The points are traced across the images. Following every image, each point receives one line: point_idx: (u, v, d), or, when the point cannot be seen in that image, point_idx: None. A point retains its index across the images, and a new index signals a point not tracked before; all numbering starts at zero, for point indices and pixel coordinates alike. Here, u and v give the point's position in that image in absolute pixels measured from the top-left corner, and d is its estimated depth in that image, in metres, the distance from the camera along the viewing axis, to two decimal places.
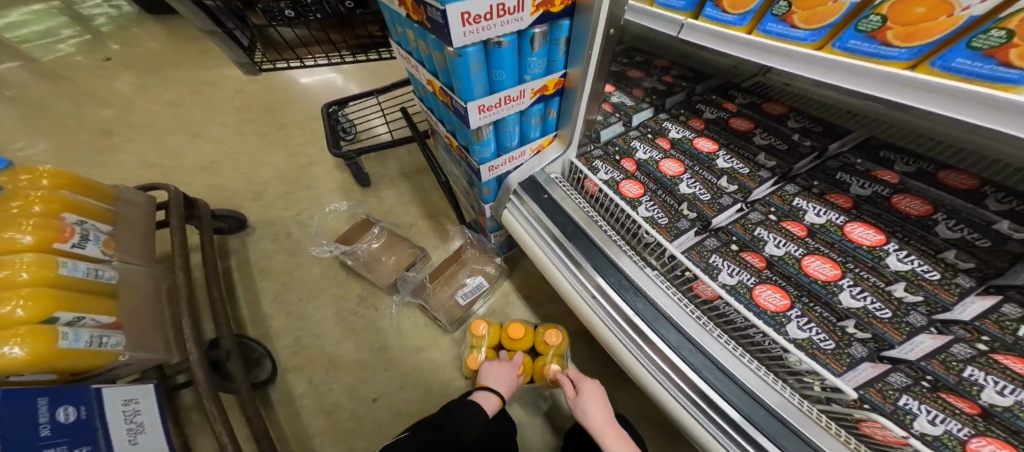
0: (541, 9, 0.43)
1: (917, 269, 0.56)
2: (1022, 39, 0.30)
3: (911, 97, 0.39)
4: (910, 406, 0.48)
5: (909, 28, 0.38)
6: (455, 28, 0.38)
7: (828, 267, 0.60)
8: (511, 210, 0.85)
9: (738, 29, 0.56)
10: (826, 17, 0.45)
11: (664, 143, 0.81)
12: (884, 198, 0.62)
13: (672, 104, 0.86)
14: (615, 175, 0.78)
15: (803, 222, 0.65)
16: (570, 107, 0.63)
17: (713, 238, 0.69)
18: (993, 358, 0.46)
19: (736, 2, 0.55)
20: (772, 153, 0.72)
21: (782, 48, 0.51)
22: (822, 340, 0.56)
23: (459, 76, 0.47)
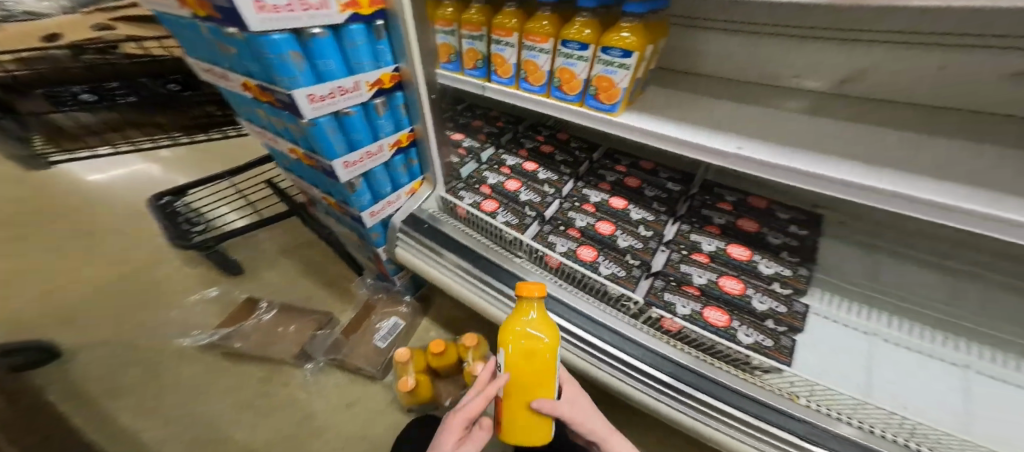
0: (375, 86, 0.63)
1: (644, 217, 0.94)
2: (603, 91, 0.68)
3: (593, 121, 0.73)
4: (670, 299, 0.81)
5: (570, 84, 0.73)
6: (304, 106, 0.53)
7: (608, 226, 0.94)
8: (402, 242, 1.06)
9: (509, 86, 0.83)
10: (540, 78, 0.77)
11: (506, 169, 1.11)
12: (622, 181, 1.03)
13: (506, 142, 1.19)
14: (476, 199, 1.03)
15: (591, 202, 1.00)
16: (426, 153, 0.83)
17: (548, 225, 0.97)
18: (692, 257, 0.85)
19: (505, 70, 0.81)
20: (567, 164, 1.10)
21: (532, 99, 0.80)
22: (618, 271, 0.86)
23: (319, 140, 0.61)
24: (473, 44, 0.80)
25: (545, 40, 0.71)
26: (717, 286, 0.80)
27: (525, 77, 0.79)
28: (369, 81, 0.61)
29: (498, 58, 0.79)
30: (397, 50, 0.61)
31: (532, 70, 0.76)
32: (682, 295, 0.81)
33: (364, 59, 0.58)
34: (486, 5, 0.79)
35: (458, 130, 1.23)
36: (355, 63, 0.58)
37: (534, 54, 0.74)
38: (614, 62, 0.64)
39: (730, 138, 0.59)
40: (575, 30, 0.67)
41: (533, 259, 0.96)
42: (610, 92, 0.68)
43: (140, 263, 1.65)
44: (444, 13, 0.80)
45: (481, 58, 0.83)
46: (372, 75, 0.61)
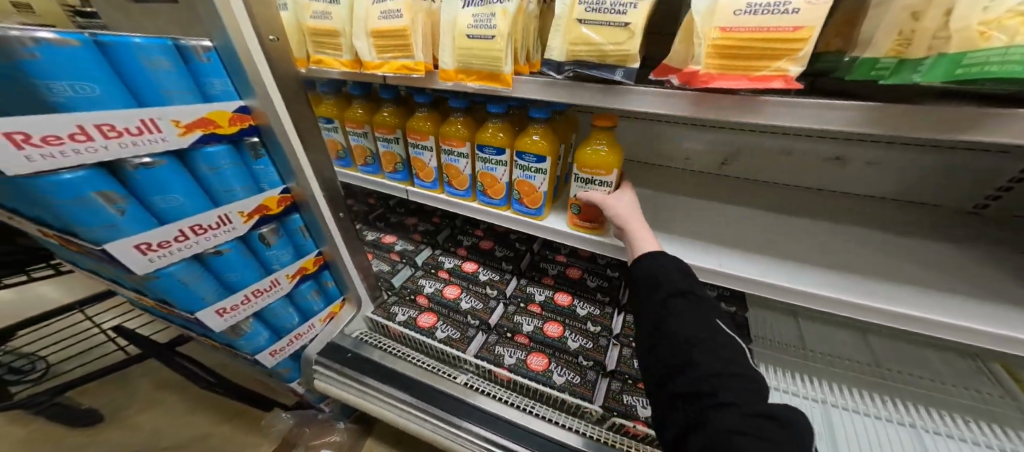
0: (256, 215, 0.52)
1: (590, 311, 0.89)
2: (526, 195, 0.66)
3: (523, 226, 0.70)
4: (631, 400, 0.74)
5: (494, 188, 0.70)
6: (129, 257, 0.39)
7: (555, 327, 0.87)
8: (321, 379, 0.85)
9: (432, 190, 0.79)
10: (462, 182, 0.74)
11: (444, 273, 1.01)
12: (563, 273, 0.98)
13: (443, 239, 1.11)
14: (411, 313, 0.92)
15: (537, 301, 0.93)
16: (339, 271, 0.74)
17: (493, 334, 0.88)
18: None
19: (426, 173, 0.78)
20: (508, 259, 1.03)
21: (454, 203, 0.76)
22: (573, 377, 0.78)
23: (175, 294, 0.47)
24: (389, 146, 0.78)
25: (461, 143, 0.70)
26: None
27: (448, 181, 0.76)
28: (243, 210, 0.50)
29: (417, 162, 0.77)
30: (282, 169, 0.53)
31: (453, 175, 0.73)
32: (639, 393, 0.75)
33: (235, 185, 0.47)
34: (397, 106, 0.78)
35: (387, 231, 1.16)
36: (219, 191, 0.46)
37: (453, 158, 0.72)
38: (530, 168, 0.63)
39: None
40: (489, 133, 0.67)
41: (481, 372, 0.85)
42: (533, 197, 0.66)
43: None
44: (355, 112, 0.80)
45: (399, 161, 0.80)
46: (248, 203, 0.50)
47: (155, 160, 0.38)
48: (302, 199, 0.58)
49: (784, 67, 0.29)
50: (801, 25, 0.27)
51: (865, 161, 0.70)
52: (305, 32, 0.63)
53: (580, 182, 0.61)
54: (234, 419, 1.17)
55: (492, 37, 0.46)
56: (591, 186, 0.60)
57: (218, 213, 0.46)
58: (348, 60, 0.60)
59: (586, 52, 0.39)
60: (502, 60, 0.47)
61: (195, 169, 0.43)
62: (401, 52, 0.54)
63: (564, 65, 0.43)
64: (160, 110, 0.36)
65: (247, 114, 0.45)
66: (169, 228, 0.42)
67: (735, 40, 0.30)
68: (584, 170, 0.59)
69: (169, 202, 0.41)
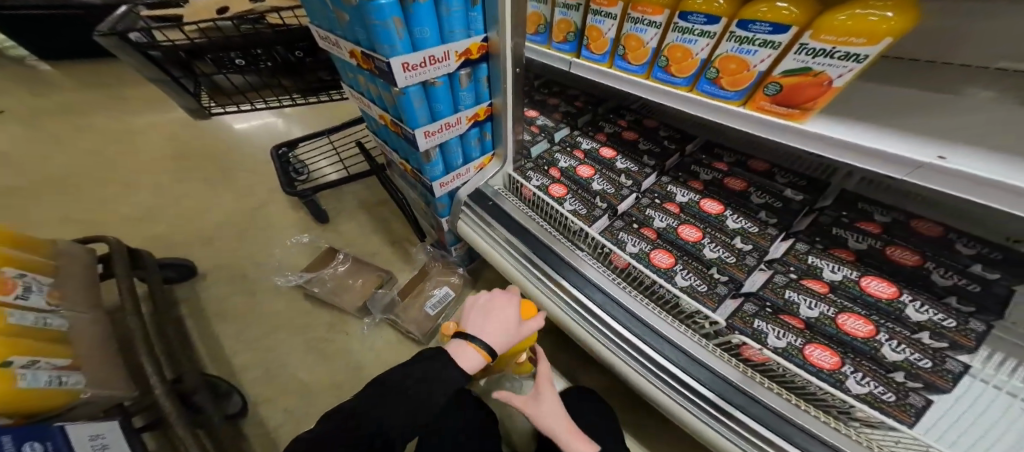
0: (464, 56, 0.57)
1: (744, 226, 0.78)
2: (722, 75, 0.55)
3: (704, 111, 0.61)
4: (762, 327, 0.67)
5: (679, 65, 0.60)
6: (398, 74, 0.50)
7: (693, 232, 0.80)
8: (464, 220, 1.01)
9: (600, 64, 0.73)
10: (642, 56, 0.65)
11: (580, 153, 1.00)
12: (719, 181, 0.86)
13: (583, 123, 1.07)
14: (545, 181, 0.95)
15: (676, 202, 0.87)
16: (500, 128, 0.77)
17: (620, 220, 0.87)
18: (803, 283, 0.69)
19: (597, 44, 0.71)
20: (652, 155, 0.95)
21: (625, 77, 0.70)
22: (698, 285, 0.74)
23: (405, 111, 0.58)
24: (567, 14, 0.71)
25: (658, 12, 0.58)
26: (831, 323, 0.64)
27: (622, 55, 0.68)
28: (458, 51, 0.55)
29: (593, 31, 0.69)
30: (489, 18, 0.54)
31: (632, 45, 0.65)
32: (778, 325, 0.66)
33: (458, 28, 0.53)
34: None
35: (532, 106, 1.15)
36: (446, 30, 0.52)
37: (639, 28, 0.62)
38: (754, 39, 0.49)
39: (914, 142, 0.43)
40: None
41: (596, 255, 0.88)
42: (737, 78, 0.54)
43: (234, 193, 1.77)
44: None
45: (573, 31, 0.73)
46: (462, 46, 0.55)
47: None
48: (495, 52, 0.59)
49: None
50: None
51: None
52: None
53: (803, 56, 0.45)
54: (390, 246, 1.55)
55: None
56: (824, 62, 0.44)
57: (445, 48, 0.53)
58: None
59: None
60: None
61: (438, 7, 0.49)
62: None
63: None
64: None
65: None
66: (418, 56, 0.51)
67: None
68: (819, 39, 0.43)
69: (421, 34, 0.50)
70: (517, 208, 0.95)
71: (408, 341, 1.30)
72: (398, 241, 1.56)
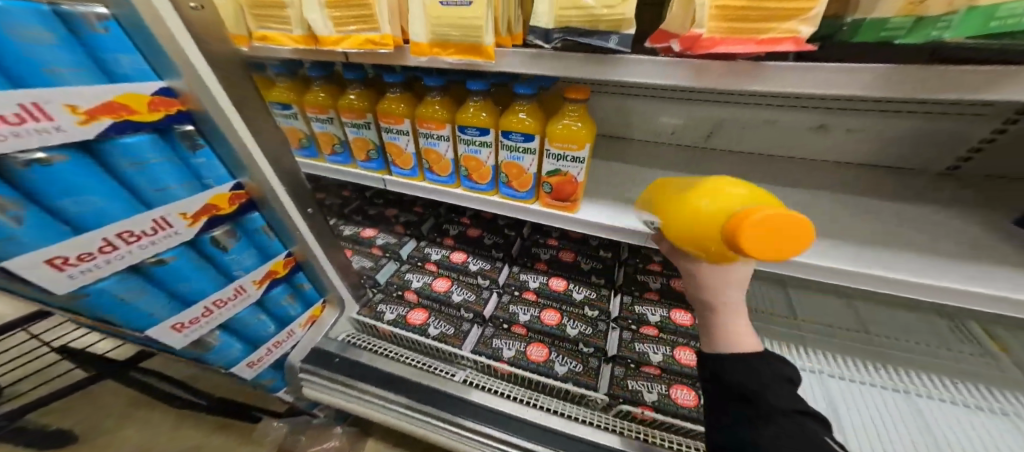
0: (203, 216, 0.40)
1: (585, 295, 0.88)
2: (513, 178, 0.56)
3: (509, 211, 0.60)
4: (637, 386, 0.72)
5: (478, 171, 0.58)
6: (41, 278, 0.31)
7: (553, 315, 0.85)
8: (310, 387, 0.81)
9: (411, 179, 0.64)
10: (445, 166, 0.60)
11: (432, 266, 0.96)
12: (557, 257, 0.96)
13: (428, 230, 1.04)
14: (400, 311, 0.87)
15: (531, 288, 0.90)
16: (316, 274, 0.63)
17: (489, 326, 0.86)
18: (645, 331, 0.81)
19: (403, 160, 0.63)
20: (498, 246, 0.99)
21: (435, 189, 0.63)
22: (574, 367, 0.77)
23: (112, 312, 0.41)
24: (360, 132, 0.63)
25: (442, 126, 0.56)
26: (673, 360, 0.75)
27: (428, 169, 0.62)
28: (184, 212, 0.38)
29: (392, 147, 0.62)
30: (229, 157, 0.39)
31: (433, 159, 0.60)
32: (644, 378, 0.73)
33: (170, 182, 0.35)
34: (369, 88, 0.63)
35: (365, 225, 1.06)
36: (142, 189, 0.34)
37: (432, 141, 0.58)
38: (518, 147, 0.53)
39: (644, 214, 0.56)
40: (471, 114, 0.55)
41: (480, 368, 0.82)
42: (519, 178, 0.56)
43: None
44: (314, 96, 0.64)
45: (373, 148, 0.65)
46: (191, 206, 0.38)
47: (54, 155, 0.27)
48: (261, 196, 0.45)
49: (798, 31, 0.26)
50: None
51: (848, 128, 0.69)
52: (241, 2, 0.49)
53: (552, 159, 0.51)
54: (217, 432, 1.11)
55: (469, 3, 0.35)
56: (566, 164, 0.51)
57: (149, 217, 0.35)
58: (301, 36, 0.48)
59: (574, 15, 0.30)
60: (482, 29, 0.36)
61: (104, 161, 0.31)
62: (364, 24, 0.43)
63: (553, 34, 0.32)
64: (35, 92, 0.23)
65: (173, 97, 0.32)
66: (88, 240, 0.32)
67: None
68: (554, 145, 0.50)
69: (72, 207, 0.30)
70: (378, 353, 0.83)
71: None
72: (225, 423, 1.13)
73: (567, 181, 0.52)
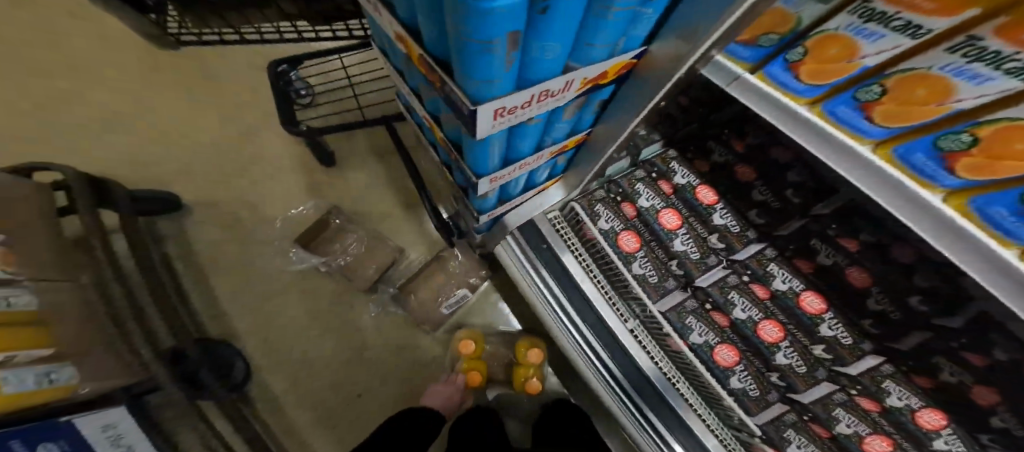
0: (590, 83, 0.34)
1: (838, 336, 0.63)
2: None
3: (938, 243, 0.29)
4: (791, 435, 0.67)
5: (991, 160, 0.24)
6: (484, 123, 0.30)
7: (774, 330, 0.68)
8: (506, 249, 0.87)
9: (799, 101, 0.37)
10: (909, 118, 0.29)
11: (666, 186, 0.74)
12: (840, 270, 0.61)
13: (683, 137, 0.76)
14: (615, 225, 0.74)
15: (769, 286, 0.68)
16: (587, 161, 0.60)
17: (692, 298, 0.73)
18: (857, 401, 0.62)
19: (820, 68, 0.34)
20: (764, 210, 0.68)
21: (833, 138, 0.35)
22: (751, 389, 0.69)
23: (474, 157, 0.44)
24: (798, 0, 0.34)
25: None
26: (856, 441, 0.61)
27: (864, 109, 0.32)
28: (587, 77, 0.32)
29: (833, 45, 0.33)
30: (679, 21, 0.28)
31: (919, 92, 0.28)
32: (806, 433, 0.66)
33: (608, 39, 0.28)
34: None
35: None
36: (580, 41, 0.28)
37: (956, 71, 0.25)
38: None
39: None
40: None
41: (647, 322, 0.80)
42: None
43: (218, 102, 1.44)
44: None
45: (786, 32, 0.36)
46: (597, 71, 0.32)
47: None
48: (644, 71, 0.36)
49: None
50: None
51: None
52: None
53: None
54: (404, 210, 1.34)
55: None
56: None
57: (569, 79, 0.30)
58: None
59: None
60: None
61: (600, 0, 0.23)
62: None
63: None
64: None
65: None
66: (526, 93, 0.29)
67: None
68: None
69: (544, 53, 0.26)
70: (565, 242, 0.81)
71: (416, 333, 1.24)
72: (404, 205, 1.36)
73: None
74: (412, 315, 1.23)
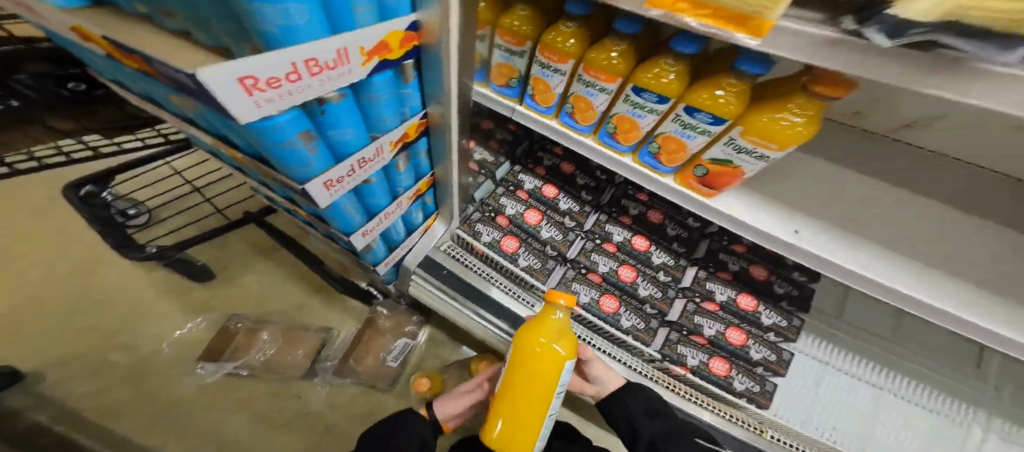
0: (398, 143, 0.53)
1: (665, 260, 0.89)
2: (666, 153, 0.54)
3: (628, 173, 0.63)
4: (685, 351, 0.83)
5: (627, 135, 0.56)
6: (320, 194, 0.45)
7: (628, 271, 0.88)
8: (417, 286, 0.96)
9: (545, 116, 0.63)
10: (592, 119, 0.58)
11: (523, 194, 0.95)
12: (644, 215, 0.92)
13: (522, 154, 1.00)
14: (495, 235, 0.90)
15: (613, 241, 0.91)
16: (444, 194, 0.79)
17: (571, 268, 0.89)
18: (705, 306, 0.86)
19: (545, 98, 0.59)
20: (588, 189, 0.95)
21: (570, 134, 0.63)
22: (637, 323, 0.86)
23: (337, 217, 0.57)
24: (510, 59, 0.56)
25: (613, 80, 0.49)
26: (723, 338, 0.82)
27: (570, 113, 0.59)
28: (390, 141, 0.51)
29: (539, 83, 0.57)
30: (426, 94, 0.50)
31: (582, 107, 0.56)
32: (691, 345, 0.84)
33: (388, 115, 0.47)
34: (535, 6, 0.52)
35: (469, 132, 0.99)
36: (372, 121, 0.47)
37: (590, 91, 0.53)
38: (695, 127, 0.47)
39: (784, 219, 0.56)
40: (654, 72, 0.46)
41: None
42: (672, 156, 0.54)
43: (80, 261, 1.35)
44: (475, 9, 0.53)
45: (516, 77, 0.60)
46: (395, 135, 0.51)
47: (336, 93, 0.38)
48: (434, 125, 0.58)
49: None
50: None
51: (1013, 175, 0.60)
52: None
53: (729, 149, 0.47)
54: (320, 292, 1.39)
55: None
56: (744, 159, 0.47)
57: (377, 145, 0.49)
58: None
59: (989, 10, 0.19)
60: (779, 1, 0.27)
61: (362, 95, 0.42)
62: None
63: (911, 30, 0.22)
64: (351, 37, 0.31)
65: (415, 32, 0.39)
66: (344, 165, 0.46)
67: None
68: (746, 138, 0.44)
69: (343, 136, 0.43)
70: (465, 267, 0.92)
71: (373, 397, 1.23)
72: (324, 286, 1.40)
73: (732, 175, 0.51)
74: (365, 382, 1.22)
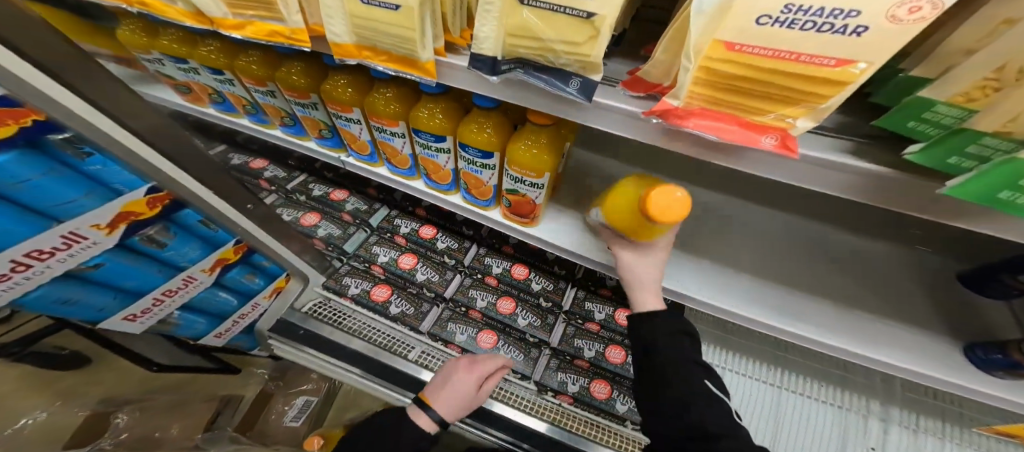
0: (118, 223, 0.44)
1: (544, 286, 0.85)
2: (475, 188, 0.52)
3: (462, 213, 0.59)
4: (566, 377, 0.78)
5: (439, 173, 0.54)
6: None
7: (507, 303, 0.83)
8: (279, 348, 0.85)
9: (372, 165, 0.60)
10: (404, 162, 0.56)
11: (400, 239, 0.90)
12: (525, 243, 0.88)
13: (399, 197, 0.94)
14: (364, 285, 0.85)
15: (494, 273, 0.86)
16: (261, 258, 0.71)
17: (447, 308, 0.84)
18: (586, 327, 0.82)
19: (360, 145, 0.58)
20: (469, 223, 0.90)
21: (399, 180, 0.60)
22: (516, 355, 0.80)
23: (65, 308, 0.48)
24: (307, 112, 0.56)
25: (394, 124, 0.48)
26: (603, 358, 0.78)
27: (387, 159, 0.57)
28: (94, 223, 0.42)
29: (346, 133, 0.56)
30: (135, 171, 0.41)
31: (390, 152, 0.54)
32: (572, 371, 0.79)
33: (64, 198, 0.37)
34: (311, 58, 0.52)
35: (337, 185, 0.98)
36: (35, 206, 0.36)
37: (386, 136, 0.51)
38: (475, 162, 0.47)
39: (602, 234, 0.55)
40: (425, 113, 0.46)
41: (433, 346, 0.83)
42: (481, 190, 0.52)
43: None
44: (166, 44, 0.58)
45: (325, 128, 0.59)
46: (99, 217, 0.41)
47: None
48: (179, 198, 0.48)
49: (785, 118, 0.19)
50: (844, 55, 0.15)
51: None
52: None
53: (512, 181, 0.47)
54: None
55: (399, 8, 0.28)
56: (525, 188, 0.47)
57: (61, 234, 0.39)
58: (187, 11, 0.37)
59: (526, 47, 0.25)
60: (416, 43, 0.30)
61: None
62: (266, 11, 0.32)
63: (502, 63, 0.27)
64: None
65: (17, 107, 0.29)
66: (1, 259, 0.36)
67: (732, 63, 0.18)
68: (513, 168, 0.44)
69: None
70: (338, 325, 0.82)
71: None
72: None
73: (526, 203, 0.50)
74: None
